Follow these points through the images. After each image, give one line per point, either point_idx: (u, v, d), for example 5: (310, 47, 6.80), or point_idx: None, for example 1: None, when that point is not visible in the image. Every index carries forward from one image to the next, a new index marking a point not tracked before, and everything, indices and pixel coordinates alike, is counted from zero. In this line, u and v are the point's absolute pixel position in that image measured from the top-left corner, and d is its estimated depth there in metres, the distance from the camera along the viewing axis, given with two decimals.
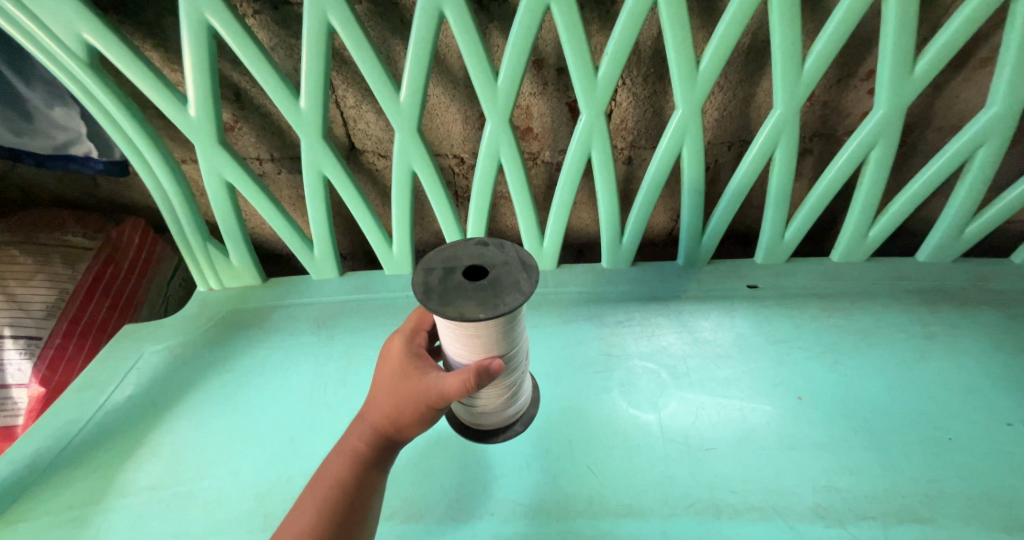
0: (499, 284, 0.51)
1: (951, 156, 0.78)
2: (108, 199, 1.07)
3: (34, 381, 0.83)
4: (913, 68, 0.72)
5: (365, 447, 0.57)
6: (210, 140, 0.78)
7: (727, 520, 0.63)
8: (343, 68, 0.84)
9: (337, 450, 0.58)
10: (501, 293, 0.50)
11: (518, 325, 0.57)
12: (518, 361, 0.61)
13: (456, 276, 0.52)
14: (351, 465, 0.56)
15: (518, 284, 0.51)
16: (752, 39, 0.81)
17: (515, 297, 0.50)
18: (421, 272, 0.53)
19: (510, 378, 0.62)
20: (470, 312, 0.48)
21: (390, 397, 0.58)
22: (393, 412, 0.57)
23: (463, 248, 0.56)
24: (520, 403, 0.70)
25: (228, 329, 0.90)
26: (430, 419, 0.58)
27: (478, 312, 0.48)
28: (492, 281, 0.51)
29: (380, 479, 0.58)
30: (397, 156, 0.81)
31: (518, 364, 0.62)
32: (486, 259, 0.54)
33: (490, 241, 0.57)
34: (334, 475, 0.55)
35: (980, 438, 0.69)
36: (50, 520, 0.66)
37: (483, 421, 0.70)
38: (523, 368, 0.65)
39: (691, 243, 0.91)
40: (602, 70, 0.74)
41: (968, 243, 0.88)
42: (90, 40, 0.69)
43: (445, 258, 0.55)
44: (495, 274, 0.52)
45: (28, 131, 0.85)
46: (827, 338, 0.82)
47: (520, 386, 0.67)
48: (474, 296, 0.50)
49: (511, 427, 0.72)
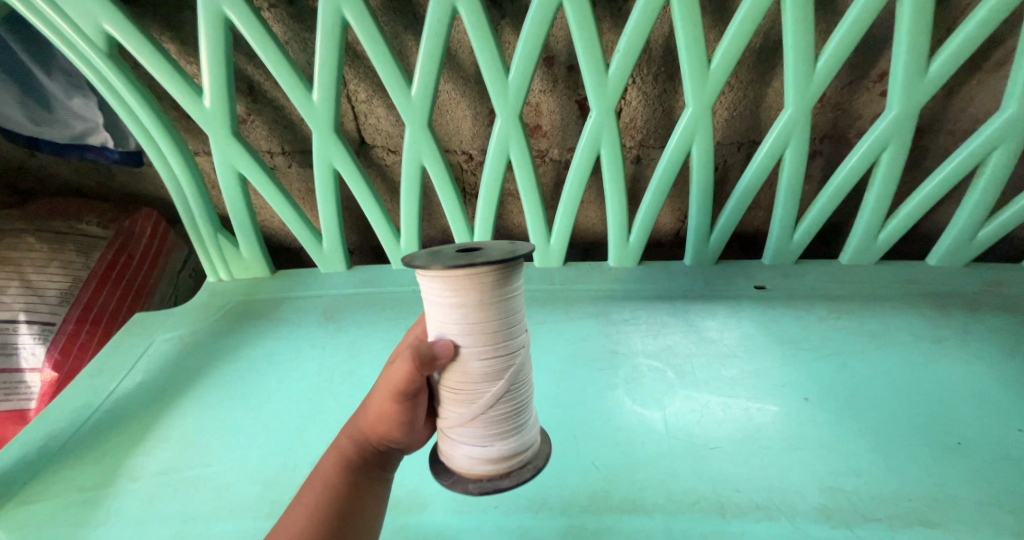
0: (467, 257, 0.51)
1: (964, 158, 0.78)
2: (122, 190, 1.08)
3: (47, 366, 0.85)
4: (927, 68, 0.71)
5: (352, 444, 0.57)
6: (224, 132, 0.79)
7: (731, 518, 0.62)
8: (356, 62, 0.85)
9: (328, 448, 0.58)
10: (451, 258, 0.51)
11: (495, 324, 0.53)
12: (502, 372, 0.54)
13: (451, 248, 0.55)
14: (339, 461, 0.56)
15: (478, 260, 0.50)
16: (763, 39, 0.81)
17: (460, 263, 0.49)
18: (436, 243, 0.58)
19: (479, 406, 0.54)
20: (417, 262, 0.51)
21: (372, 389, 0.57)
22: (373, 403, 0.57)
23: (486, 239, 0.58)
24: (523, 440, 0.56)
25: (237, 318, 0.91)
26: (400, 411, 0.56)
27: (419, 262, 0.50)
28: (466, 254, 0.52)
29: (366, 478, 0.56)
30: (407, 150, 0.82)
31: (490, 392, 0.54)
32: (487, 245, 0.55)
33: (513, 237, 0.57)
34: (322, 471, 0.55)
35: (989, 442, 0.69)
36: (59, 502, 0.67)
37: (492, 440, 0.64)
38: (515, 405, 0.55)
39: (699, 243, 0.91)
40: (613, 67, 0.74)
41: (980, 247, 0.87)
42: (110, 31, 0.71)
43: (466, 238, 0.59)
44: (477, 253, 0.53)
45: (49, 121, 0.87)
46: (834, 339, 0.82)
47: (508, 432, 0.55)
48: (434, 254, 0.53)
49: (519, 471, 0.56)
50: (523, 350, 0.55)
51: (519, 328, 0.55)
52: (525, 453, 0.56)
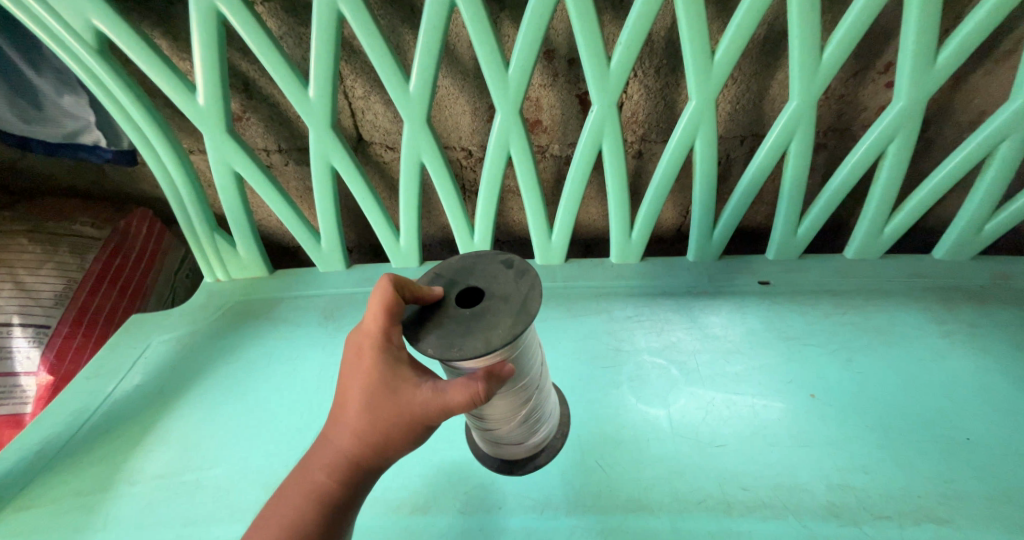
0: (476, 321, 0.47)
1: (972, 150, 0.76)
2: (115, 189, 1.07)
3: (42, 369, 0.83)
4: (935, 59, 0.70)
5: (332, 482, 0.52)
6: (219, 130, 0.77)
7: (738, 517, 0.62)
8: (353, 58, 0.83)
9: (296, 478, 0.53)
10: (468, 334, 0.46)
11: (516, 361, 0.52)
12: (532, 385, 0.58)
13: (450, 297, 0.51)
14: (316, 496, 0.51)
15: (494, 327, 0.46)
16: (767, 30, 0.79)
17: (475, 344, 0.45)
18: (429, 278, 0.54)
19: (509, 424, 0.60)
20: (425, 342, 0.46)
21: (366, 423, 0.51)
22: (374, 434, 0.51)
23: (486, 265, 0.53)
24: (549, 416, 0.67)
25: (236, 318, 0.90)
26: (413, 438, 0.52)
27: (429, 348, 0.46)
28: (472, 315, 0.48)
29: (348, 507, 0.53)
30: (405, 146, 0.80)
31: (515, 408, 0.58)
32: (493, 286, 0.50)
33: (514, 263, 0.53)
34: (297, 511, 0.50)
35: (999, 438, 0.68)
36: (57, 508, 0.66)
37: (504, 453, 0.66)
38: (533, 408, 0.61)
39: (702, 238, 0.89)
40: (614, 59, 0.72)
41: (987, 240, 0.86)
42: (99, 25, 0.69)
43: (456, 266, 0.54)
44: (484, 307, 0.48)
45: (38, 119, 0.85)
46: (839, 334, 0.81)
47: (533, 431, 0.64)
48: (443, 319, 0.48)
49: (553, 442, 0.69)
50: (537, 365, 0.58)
51: (533, 350, 0.57)
52: (549, 431, 0.68)
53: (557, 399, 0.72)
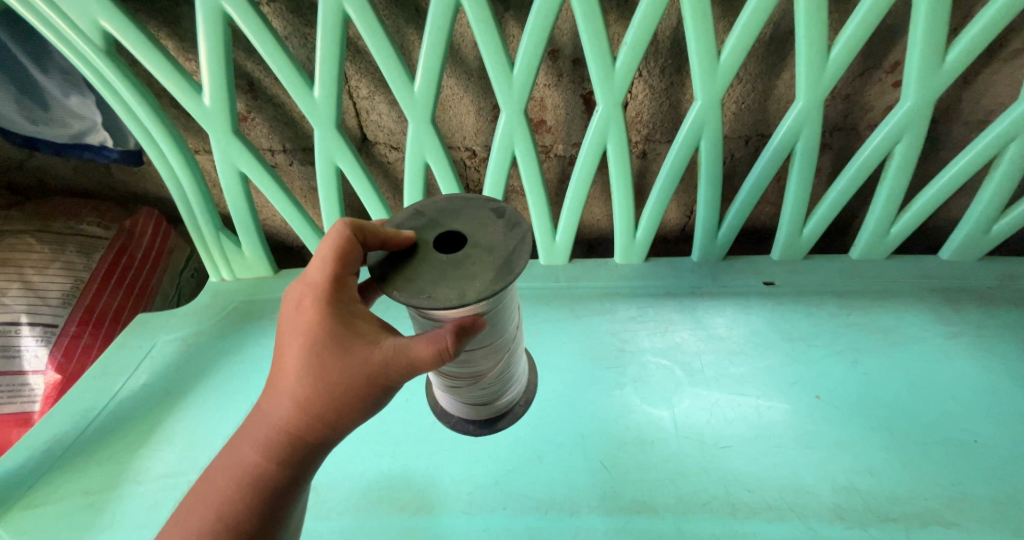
0: (454, 268, 0.47)
1: (981, 150, 0.75)
2: (121, 189, 1.07)
3: (50, 368, 0.84)
4: (944, 58, 0.69)
5: (268, 460, 0.48)
6: (225, 130, 0.77)
7: (743, 519, 0.62)
8: (358, 58, 0.83)
9: (232, 455, 0.49)
10: (442, 283, 0.46)
11: (494, 321, 0.54)
12: (507, 344, 0.60)
13: (430, 240, 0.51)
14: (250, 473, 0.48)
15: (472, 278, 0.46)
16: (774, 29, 0.79)
17: (447, 293, 0.45)
18: (412, 216, 0.54)
19: (485, 379, 0.63)
20: (395, 285, 0.47)
21: (309, 392, 0.48)
22: (318, 402, 0.48)
23: (475, 211, 0.53)
24: (517, 383, 0.71)
25: (240, 319, 0.90)
26: (365, 408, 0.49)
27: (396, 291, 0.46)
28: (451, 262, 0.48)
29: (287, 487, 0.49)
30: (410, 146, 0.80)
31: (491, 365, 0.61)
32: (479, 234, 0.50)
33: (506, 214, 0.53)
34: (235, 492, 0.48)
35: (1005, 440, 0.67)
36: (67, 506, 0.66)
37: (476, 413, 0.71)
38: (505, 366, 0.64)
39: (707, 238, 0.89)
40: (620, 59, 0.72)
41: (995, 240, 0.85)
42: (106, 26, 0.69)
43: (445, 207, 0.55)
44: (464, 255, 0.48)
45: (45, 120, 0.86)
46: (845, 336, 0.81)
47: (503, 392, 0.69)
48: (419, 263, 0.48)
49: (514, 409, 0.74)
50: (512, 326, 0.60)
51: (512, 312, 0.59)
52: (513, 395, 0.72)
53: (527, 367, 0.77)
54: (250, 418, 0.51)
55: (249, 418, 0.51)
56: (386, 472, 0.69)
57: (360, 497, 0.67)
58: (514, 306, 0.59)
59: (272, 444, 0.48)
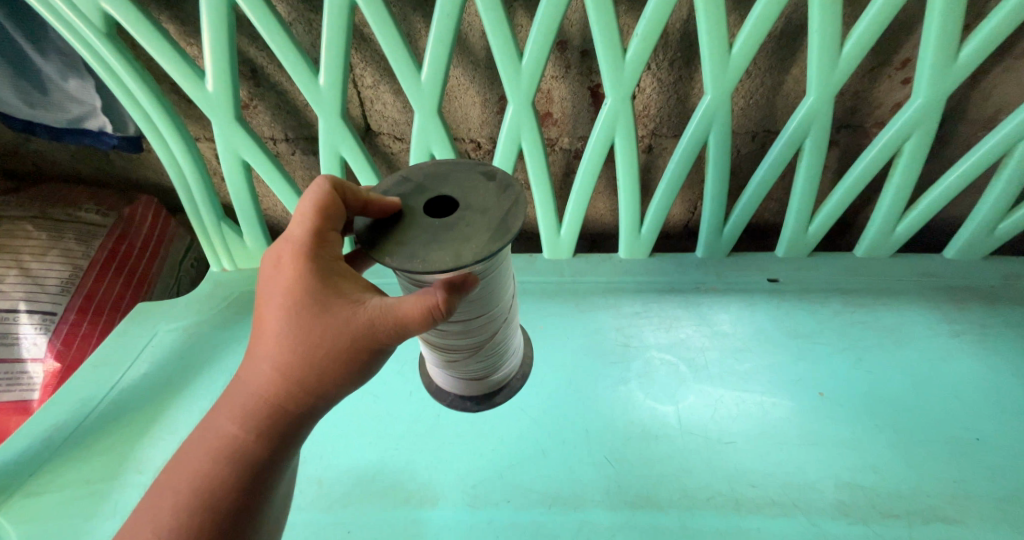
0: (447, 230, 0.47)
1: (990, 149, 0.75)
2: (120, 176, 1.06)
3: (50, 356, 0.83)
4: (957, 56, 0.68)
5: (247, 430, 0.47)
6: (228, 119, 0.76)
7: (748, 515, 0.62)
8: (363, 45, 0.82)
9: (208, 429, 0.47)
10: (435, 246, 0.46)
11: (491, 288, 0.54)
12: (504, 313, 0.60)
13: (420, 204, 0.50)
14: (228, 443, 0.46)
15: (468, 239, 0.46)
16: (785, 23, 0.78)
17: (442, 256, 0.44)
18: (399, 182, 0.54)
19: (483, 353, 0.63)
20: (386, 250, 0.46)
21: (290, 355, 0.46)
22: (300, 366, 0.46)
23: (465, 175, 0.53)
24: (512, 361, 0.73)
25: (241, 309, 0.89)
26: (350, 372, 0.48)
27: (388, 257, 0.45)
28: (444, 225, 0.47)
29: (268, 456, 0.47)
30: (416, 137, 0.80)
31: (488, 336, 0.61)
32: (471, 197, 0.50)
33: (498, 176, 0.52)
34: (213, 465, 0.46)
35: (1008, 439, 0.68)
36: (69, 494, 0.66)
37: (470, 390, 0.72)
38: (500, 340, 0.64)
39: (712, 234, 0.89)
40: (630, 51, 0.71)
41: (1000, 240, 0.85)
42: (109, 10, 0.68)
43: (435, 172, 0.54)
44: (459, 217, 0.48)
45: (43, 104, 0.85)
46: (850, 334, 0.81)
47: (499, 369, 0.70)
48: (409, 227, 0.48)
49: (510, 385, 0.75)
50: (508, 296, 0.60)
51: (509, 281, 0.59)
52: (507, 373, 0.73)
53: (523, 342, 0.79)
54: (228, 390, 0.49)
55: (227, 390, 0.49)
56: (389, 464, 0.69)
57: (364, 489, 0.67)
58: (510, 275, 0.59)
59: (252, 415, 0.47)
